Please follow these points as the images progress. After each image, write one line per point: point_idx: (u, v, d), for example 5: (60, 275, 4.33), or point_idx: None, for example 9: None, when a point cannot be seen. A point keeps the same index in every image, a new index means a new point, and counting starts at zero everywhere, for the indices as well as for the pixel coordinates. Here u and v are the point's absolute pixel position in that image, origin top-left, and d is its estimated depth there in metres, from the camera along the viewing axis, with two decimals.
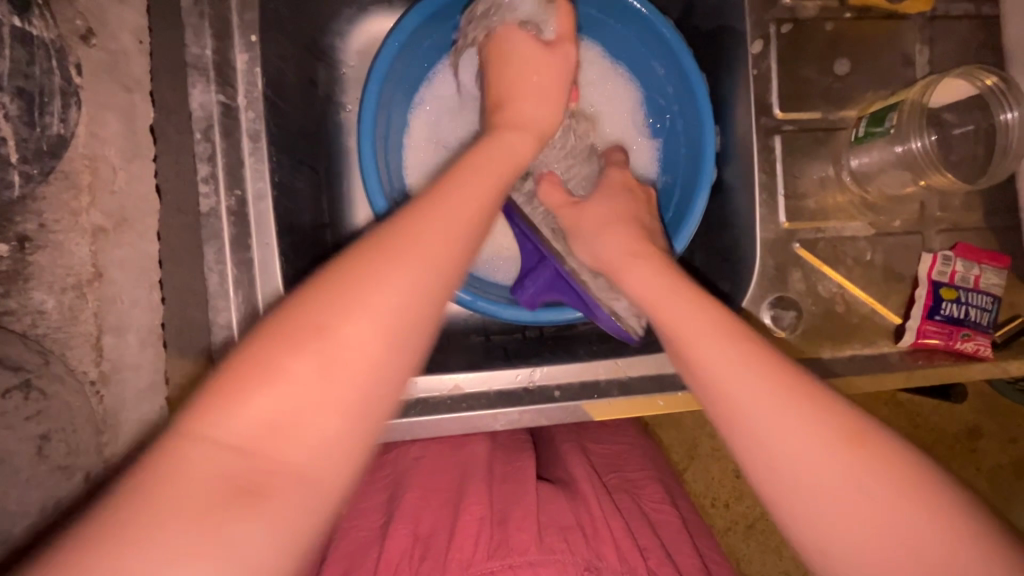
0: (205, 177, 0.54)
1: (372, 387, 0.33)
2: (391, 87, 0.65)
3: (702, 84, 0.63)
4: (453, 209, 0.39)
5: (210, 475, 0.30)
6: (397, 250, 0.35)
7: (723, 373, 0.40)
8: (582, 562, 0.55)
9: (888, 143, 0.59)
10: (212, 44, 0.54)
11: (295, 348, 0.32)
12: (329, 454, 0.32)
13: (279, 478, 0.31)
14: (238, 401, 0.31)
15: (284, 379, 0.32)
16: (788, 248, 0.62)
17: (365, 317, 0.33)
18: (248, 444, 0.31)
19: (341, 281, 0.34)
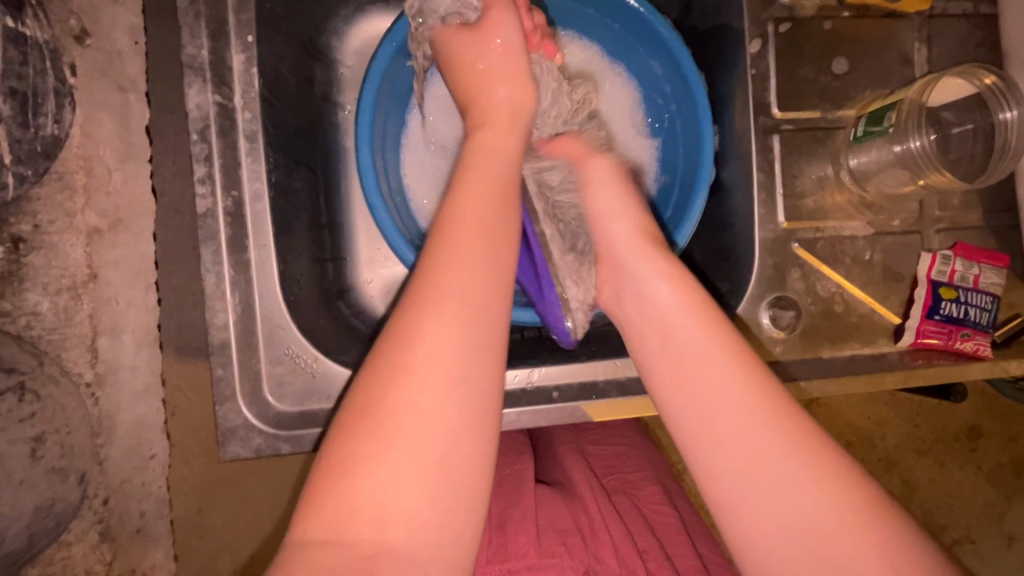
0: (202, 178, 0.54)
1: (452, 449, 0.35)
2: (388, 88, 0.65)
3: (701, 83, 0.63)
4: (485, 262, 0.41)
5: (317, 573, 0.31)
6: (433, 310, 0.37)
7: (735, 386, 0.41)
8: (582, 565, 0.56)
9: (887, 142, 0.59)
10: (208, 44, 0.54)
11: (372, 430, 0.34)
12: (429, 526, 0.33)
13: (386, 557, 0.32)
14: (335, 494, 0.33)
15: (368, 463, 0.33)
16: (787, 248, 0.62)
17: (429, 385, 0.35)
18: (344, 535, 0.32)
19: (390, 357, 0.36)
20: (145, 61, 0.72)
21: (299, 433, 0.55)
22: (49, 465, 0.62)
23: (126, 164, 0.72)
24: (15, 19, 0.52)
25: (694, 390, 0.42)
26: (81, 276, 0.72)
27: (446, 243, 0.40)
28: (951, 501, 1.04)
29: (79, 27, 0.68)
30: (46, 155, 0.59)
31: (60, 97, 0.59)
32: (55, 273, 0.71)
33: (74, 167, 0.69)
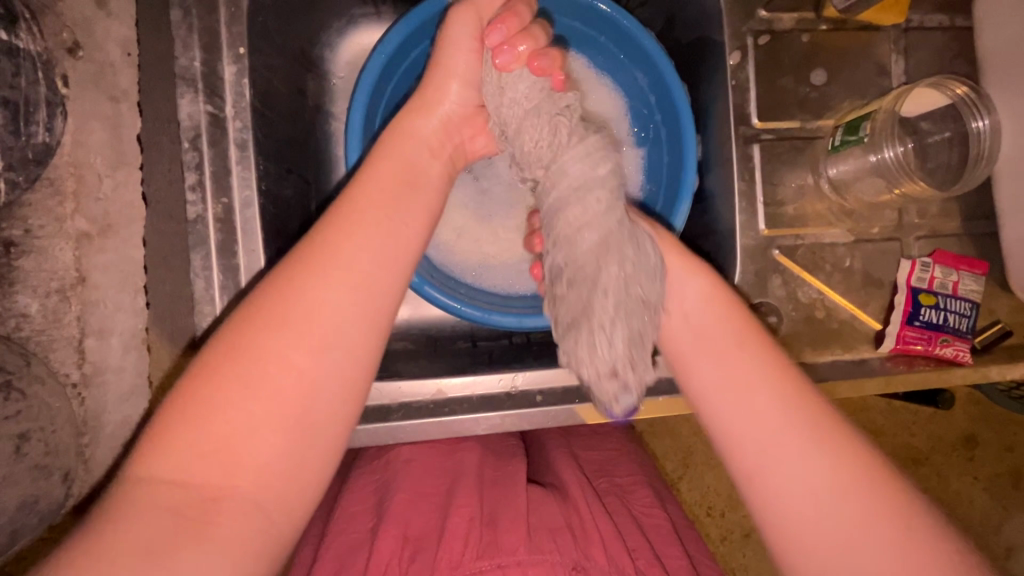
0: (193, 185, 0.55)
1: (308, 404, 0.37)
2: (377, 97, 0.66)
3: (684, 95, 0.64)
4: (372, 224, 0.41)
5: (159, 508, 0.34)
6: (320, 272, 0.39)
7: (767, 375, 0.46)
8: (570, 562, 0.56)
9: (863, 152, 0.60)
10: (200, 55, 0.55)
11: (229, 378, 0.36)
12: (276, 479, 0.36)
13: (222, 499, 0.34)
14: (180, 437, 0.35)
15: (220, 408, 0.35)
16: (768, 255, 0.63)
17: (295, 341, 0.37)
18: (190, 475, 0.34)
19: (270, 313, 0.38)
20: (141, 74, 0.52)
21: None
22: (34, 463, 0.42)
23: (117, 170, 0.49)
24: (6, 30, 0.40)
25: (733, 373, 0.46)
26: (68, 280, 0.46)
27: (350, 212, 0.41)
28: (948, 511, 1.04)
29: (72, 39, 0.48)
30: (37, 164, 0.43)
31: (53, 106, 0.44)
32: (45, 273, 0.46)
33: (67, 174, 0.46)
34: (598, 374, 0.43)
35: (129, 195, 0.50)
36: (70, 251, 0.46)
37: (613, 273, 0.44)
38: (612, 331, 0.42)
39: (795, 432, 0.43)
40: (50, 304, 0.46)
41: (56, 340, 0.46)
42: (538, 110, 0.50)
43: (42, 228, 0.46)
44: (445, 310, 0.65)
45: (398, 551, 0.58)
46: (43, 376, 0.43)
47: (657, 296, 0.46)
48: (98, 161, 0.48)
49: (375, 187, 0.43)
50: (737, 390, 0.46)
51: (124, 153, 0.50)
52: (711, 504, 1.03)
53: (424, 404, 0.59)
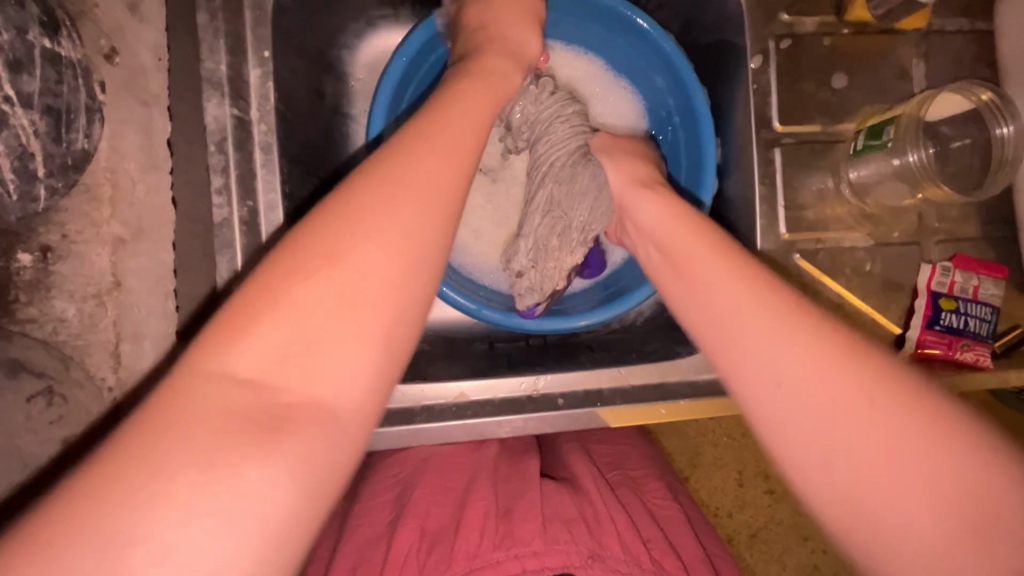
0: (219, 189, 0.55)
1: (400, 309, 0.32)
2: (398, 99, 0.66)
3: (704, 99, 0.64)
4: (452, 138, 0.38)
5: (224, 412, 0.28)
6: (409, 174, 0.35)
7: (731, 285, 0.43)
8: (586, 551, 0.55)
9: (887, 156, 0.60)
10: (226, 59, 0.55)
11: (315, 272, 0.31)
12: (364, 385, 0.31)
13: (300, 409, 0.30)
14: (254, 335, 0.30)
15: (304, 303, 0.31)
16: (789, 259, 0.63)
17: (383, 238, 0.33)
18: (267, 379, 0.30)
19: (347, 208, 0.33)
20: (170, 77, 0.55)
21: None
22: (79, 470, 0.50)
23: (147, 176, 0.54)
24: (51, 38, 0.42)
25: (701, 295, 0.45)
26: (104, 286, 0.52)
27: (423, 125, 0.39)
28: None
29: (109, 46, 0.54)
30: (75, 169, 0.48)
31: (92, 113, 0.48)
32: (78, 281, 0.52)
33: (102, 178, 0.53)
34: (516, 267, 0.66)
35: (158, 200, 0.54)
36: (106, 255, 0.52)
37: (537, 205, 0.63)
38: (522, 243, 0.65)
39: (774, 335, 0.39)
40: (86, 307, 0.52)
41: (91, 342, 0.52)
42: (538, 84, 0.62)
43: (80, 233, 0.52)
44: (463, 312, 0.65)
45: (415, 545, 0.58)
46: (80, 379, 0.51)
47: (579, 228, 0.62)
48: (132, 167, 0.53)
49: (460, 115, 0.41)
50: (727, 319, 0.42)
51: (155, 156, 0.54)
52: (719, 504, 1.03)
53: (446, 407, 0.59)
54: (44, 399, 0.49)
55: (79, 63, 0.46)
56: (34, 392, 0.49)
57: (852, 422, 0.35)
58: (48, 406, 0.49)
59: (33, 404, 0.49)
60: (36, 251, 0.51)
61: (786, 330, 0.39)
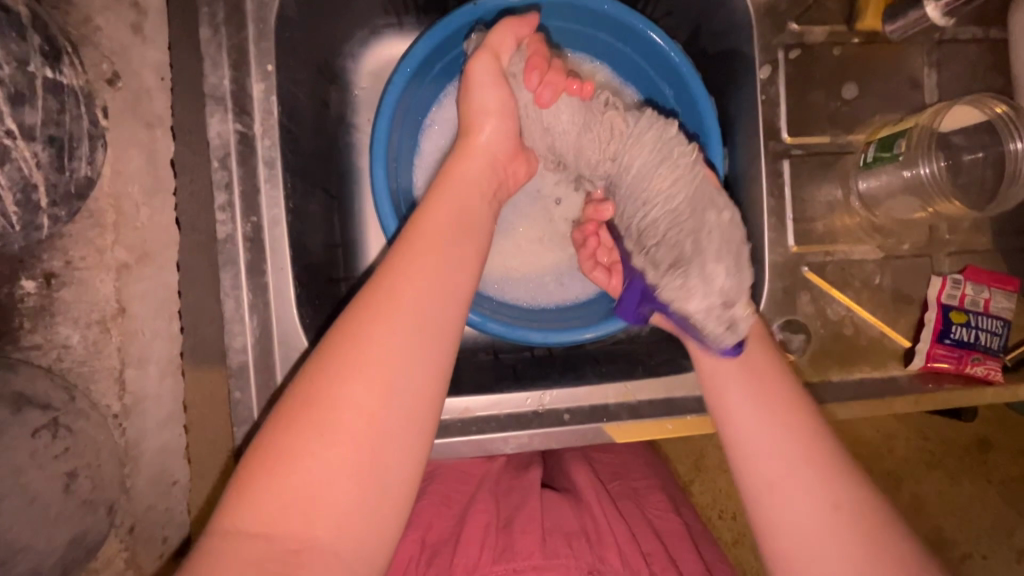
0: (223, 205, 0.55)
1: (384, 451, 0.36)
2: (402, 110, 0.66)
3: (711, 110, 0.64)
4: (423, 268, 0.41)
5: (242, 564, 0.33)
6: (381, 317, 0.38)
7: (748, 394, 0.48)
8: (585, 565, 0.53)
9: (896, 169, 0.59)
10: (229, 74, 0.55)
11: (304, 430, 0.35)
12: (354, 526, 0.35)
13: (303, 555, 0.34)
14: (259, 492, 0.35)
15: (298, 459, 0.35)
16: (797, 271, 0.62)
17: (361, 386, 0.36)
18: (271, 529, 0.34)
19: (334, 359, 0.37)
20: (173, 96, 0.61)
21: None
22: (82, 499, 0.53)
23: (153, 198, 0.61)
24: (52, 67, 0.45)
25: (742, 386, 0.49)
26: (109, 311, 0.60)
27: (403, 251, 0.42)
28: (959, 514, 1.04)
29: (111, 69, 0.59)
30: (78, 197, 0.51)
31: (94, 140, 0.51)
32: (84, 307, 0.60)
33: (105, 206, 0.59)
34: (710, 307, 0.49)
35: (162, 220, 0.61)
36: (111, 282, 0.60)
37: (696, 220, 0.51)
38: (701, 271, 0.49)
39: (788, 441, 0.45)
40: (90, 334, 0.60)
41: (97, 370, 0.61)
42: (588, 125, 0.57)
43: (84, 259, 0.59)
44: (468, 325, 0.64)
45: (416, 557, 0.58)
46: (82, 409, 0.56)
47: (734, 238, 0.50)
48: (136, 191, 0.60)
49: (427, 235, 0.43)
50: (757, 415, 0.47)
51: (160, 181, 0.61)
52: (723, 507, 1.02)
53: (452, 422, 0.59)
54: (48, 433, 0.51)
55: (82, 91, 0.49)
56: (39, 427, 0.51)
57: (813, 493, 0.43)
58: (53, 440, 0.52)
59: (38, 438, 0.50)
60: (40, 277, 0.59)
61: (780, 412, 0.47)
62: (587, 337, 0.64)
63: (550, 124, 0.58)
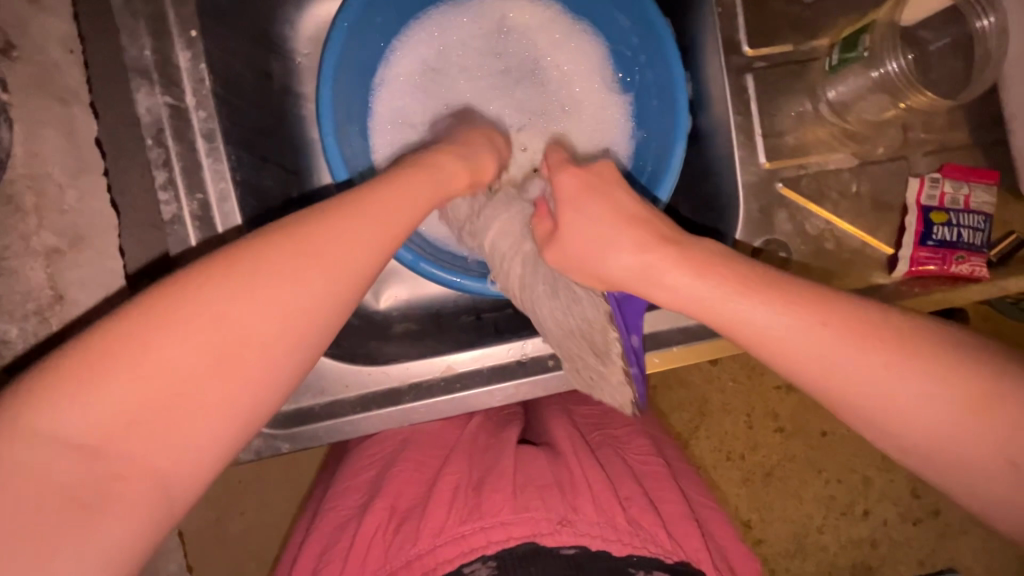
0: (164, 184, 0.52)
1: (250, 393, 0.34)
2: (349, 72, 0.63)
3: (668, 31, 0.60)
4: (362, 224, 0.38)
5: (61, 456, 0.30)
6: (301, 253, 0.35)
7: (753, 314, 0.40)
8: (555, 516, 0.45)
9: (864, 68, 0.57)
10: (150, 44, 0.51)
11: (177, 334, 0.32)
12: (192, 454, 0.32)
13: (128, 468, 0.31)
14: (104, 385, 0.31)
15: (164, 363, 0.31)
16: (771, 189, 0.60)
17: (255, 312, 0.34)
18: (109, 431, 0.30)
19: (239, 278, 0.34)
20: None
21: (295, 431, 0.56)
22: None
23: (78, 179, 0.53)
24: None
25: (738, 305, 0.40)
26: (45, 299, 0.52)
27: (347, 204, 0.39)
28: None
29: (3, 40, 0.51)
30: None
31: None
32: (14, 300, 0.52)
33: (22, 189, 0.51)
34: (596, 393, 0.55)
35: (97, 203, 0.53)
36: (41, 268, 0.52)
37: (562, 341, 0.54)
38: (580, 380, 0.55)
39: (831, 350, 0.38)
40: (30, 327, 0.52)
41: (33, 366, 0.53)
42: (471, 231, 0.60)
43: (10, 249, 0.51)
44: (442, 284, 0.62)
45: (383, 525, 0.50)
46: None
47: (599, 342, 0.52)
48: (57, 171, 0.52)
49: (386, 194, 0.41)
50: (779, 340, 0.39)
51: (84, 159, 0.53)
52: (730, 449, 1.03)
53: (435, 382, 0.58)
54: None
55: None
56: None
57: (881, 392, 0.37)
58: None
59: None
60: None
61: (811, 325, 0.38)
62: None
63: (460, 219, 0.61)
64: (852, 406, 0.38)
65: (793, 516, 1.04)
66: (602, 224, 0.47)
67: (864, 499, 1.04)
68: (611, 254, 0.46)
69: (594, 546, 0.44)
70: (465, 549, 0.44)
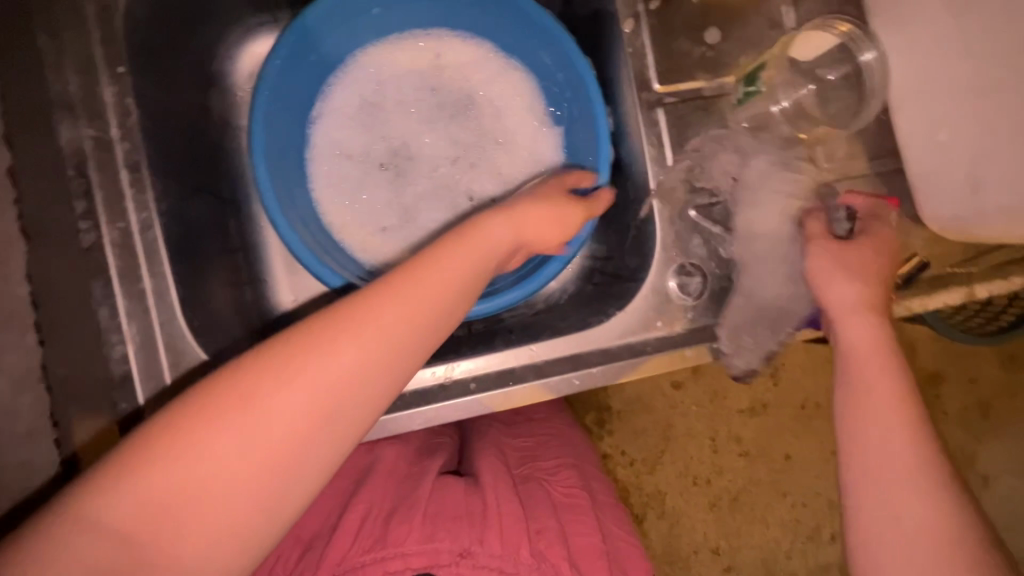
0: (85, 213, 0.54)
1: (280, 485, 0.36)
2: (280, 108, 0.66)
3: (587, 69, 0.63)
4: (396, 314, 0.40)
5: (106, 539, 0.33)
6: (337, 346, 0.38)
7: (856, 373, 0.50)
8: (455, 547, 0.46)
9: (764, 101, 0.62)
10: (76, 79, 0.54)
11: (215, 426, 0.35)
12: (221, 547, 0.35)
13: (164, 554, 0.34)
14: (152, 475, 0.34)
15: (202, 455, 0.35)
16: (684, 217, 0.63)
17: (288, 403, 0.36)
18: (147, 517, 0.34)
19: (277, 370, 0.37)
20: None
21: None
22: None
23: None
24: None
25: (870, 368, 0.50)
26: None
27: (387, 291, 0.41)
28: None
29: None
30: None
31: None
32: None
33: None
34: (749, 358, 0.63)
35: None
36: None
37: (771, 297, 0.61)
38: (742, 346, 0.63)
39: (892, 424, 0.47)
40: None
41: None
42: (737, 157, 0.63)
43: None
44: None
45: (292, 557, 0.51)
46: None
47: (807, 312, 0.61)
48: None
49: (424, 281, 0.42)
50: (870, 400, 0.49)
51: None
52: (696, 473, 1.04)
53: None
54: None
55: None
56: None
57: (898, 484, 0.45)
58: None
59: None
60: None
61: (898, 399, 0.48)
62: (514, 299, 0.64)
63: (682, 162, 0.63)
64: (876, 480, 0.46)
65: (758, 542, 1.04)
66: (870, 347, 0.50)
67: (831, 524, 1.05)
68: (837, 284, 0.52)
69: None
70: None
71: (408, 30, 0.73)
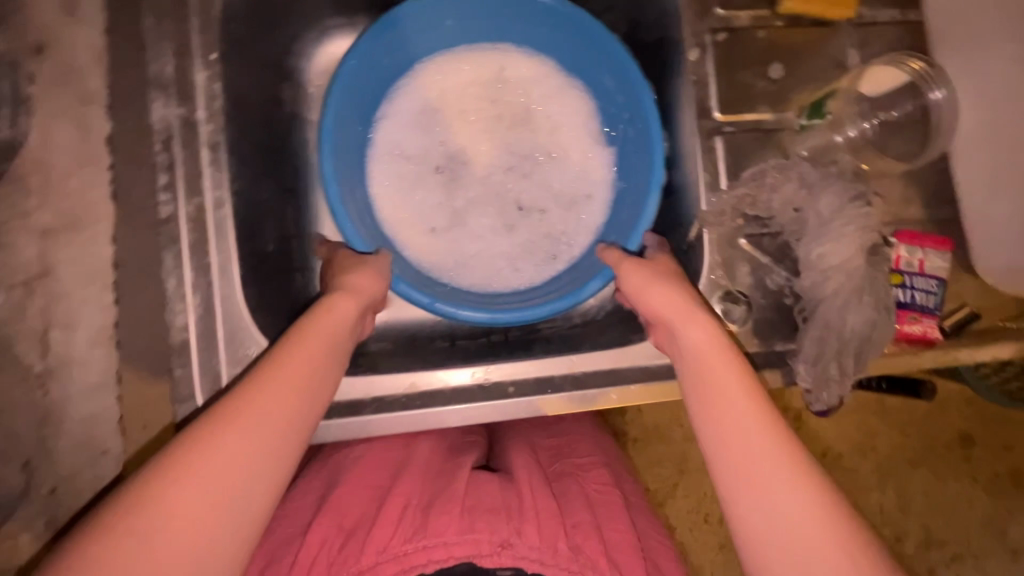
0: (166, 186, 0.58)
1: (232, 531, 0.40)
2: (350, 105, 0.69)
3: (648, 93, 0.65)
4: (294, 371, 0.46)
5: None
6: (261, 400, 0.43)
7: (724, 424, 0.46)
8: (497, 539, 0.47)
9: (827, 130, 0.63)
10: (173, 61, 0.58)
11: (171, 482, 0.39)
12: None
13: None
14: (117, 534, 0.37)
15: (159, 509, 0.38)
16: (734, 244, 0.64)
17: (229, 454, 0.41)
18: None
19: (215, 425, 0.42)
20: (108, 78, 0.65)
21: None
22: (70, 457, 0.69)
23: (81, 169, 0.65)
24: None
25: (728, 418, 0.46)
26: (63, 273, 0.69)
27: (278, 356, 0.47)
28: (947, 513, 1.05)
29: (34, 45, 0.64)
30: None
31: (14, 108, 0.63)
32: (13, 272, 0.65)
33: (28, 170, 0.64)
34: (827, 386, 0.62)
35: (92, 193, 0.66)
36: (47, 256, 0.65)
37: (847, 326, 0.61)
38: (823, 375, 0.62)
39: (790, 483, 0.43)
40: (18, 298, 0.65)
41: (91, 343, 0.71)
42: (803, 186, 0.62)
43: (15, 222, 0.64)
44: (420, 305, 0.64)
45: (329, 541, 0.50)
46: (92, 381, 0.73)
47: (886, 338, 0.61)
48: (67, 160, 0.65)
49: (308, 343, 0.48)
50: (745, 444, 0.45)
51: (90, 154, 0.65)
52: (708, 510, 1.02)
53: (396, 398, 0.60)
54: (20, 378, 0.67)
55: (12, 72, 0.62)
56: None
57: (790, 545, 0.41)
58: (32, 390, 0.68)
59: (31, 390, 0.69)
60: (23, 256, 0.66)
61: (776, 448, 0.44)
62: (558, 309, 0.65)
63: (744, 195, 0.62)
64: (777, 545, 0.41)
65: None
66: (737, 390, 0.47)
67: None
68: (691, 325, 0.51)
69: (531, 569, 0.46)
70: (405, 568, 0.46)
71: (475, 43, 0.75)
